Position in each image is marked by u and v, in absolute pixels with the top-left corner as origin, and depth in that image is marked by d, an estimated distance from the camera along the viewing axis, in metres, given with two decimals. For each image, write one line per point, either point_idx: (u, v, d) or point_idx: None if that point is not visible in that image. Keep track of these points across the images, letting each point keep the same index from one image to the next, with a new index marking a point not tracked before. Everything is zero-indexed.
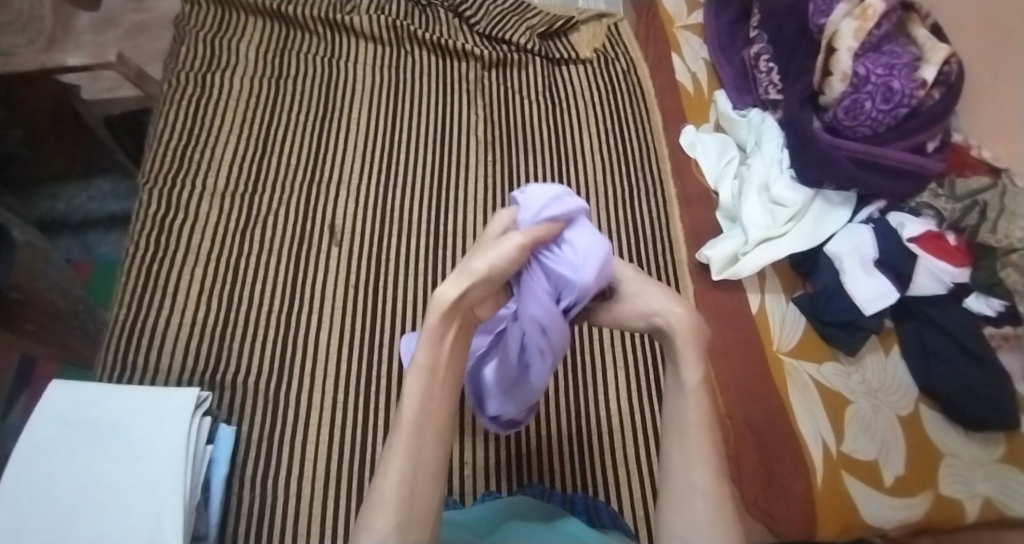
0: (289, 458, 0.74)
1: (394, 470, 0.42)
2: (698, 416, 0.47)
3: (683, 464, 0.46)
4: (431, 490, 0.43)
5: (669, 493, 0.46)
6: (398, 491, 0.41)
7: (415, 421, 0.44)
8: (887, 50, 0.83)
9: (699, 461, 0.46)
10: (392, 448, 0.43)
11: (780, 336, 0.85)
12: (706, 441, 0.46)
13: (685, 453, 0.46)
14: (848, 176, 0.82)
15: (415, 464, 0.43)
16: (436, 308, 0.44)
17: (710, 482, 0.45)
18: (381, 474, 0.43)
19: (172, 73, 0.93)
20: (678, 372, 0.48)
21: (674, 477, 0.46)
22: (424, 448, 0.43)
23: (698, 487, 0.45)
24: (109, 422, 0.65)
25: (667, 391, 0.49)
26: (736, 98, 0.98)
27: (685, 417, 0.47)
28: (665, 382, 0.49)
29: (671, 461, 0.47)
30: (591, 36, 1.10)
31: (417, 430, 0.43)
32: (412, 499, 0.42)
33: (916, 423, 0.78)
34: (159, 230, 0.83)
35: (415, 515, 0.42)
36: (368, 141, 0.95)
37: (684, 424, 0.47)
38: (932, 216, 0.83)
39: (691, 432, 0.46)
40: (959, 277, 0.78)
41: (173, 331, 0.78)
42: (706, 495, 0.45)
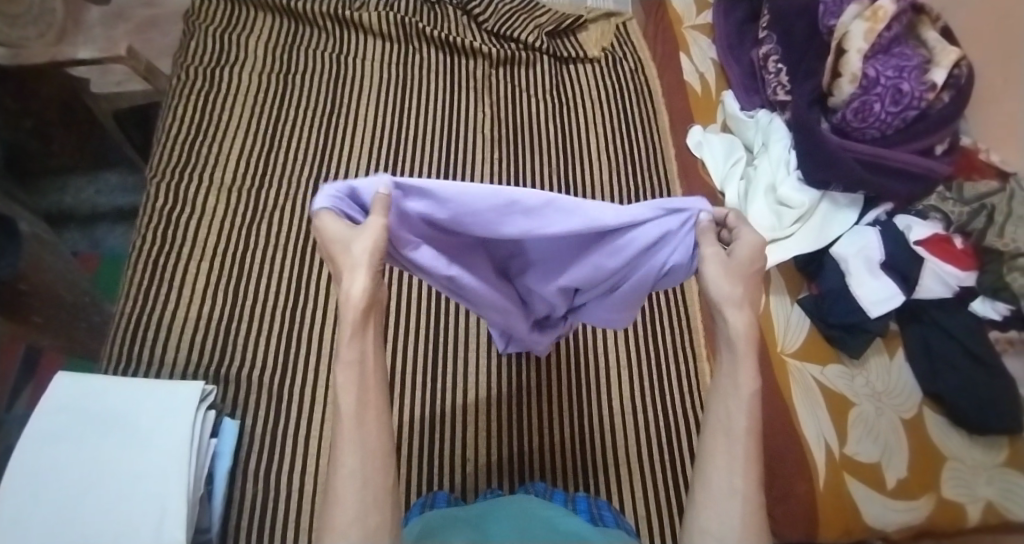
0: (292, 453, 0.75)
1: (344, 468, 0.38)
2: (749, 423, 0.43)
3: (723, 467, 0.42)
4: (388, 476, 0.40)
5: (702, 494, 0.43)
6: (355, 486, 0.38)
7: (355, 410, 0.40)
8: (896, 52, 0.83)
9: (742, 466, 0.42)
10: (337, 442, 0.39)
11: (784, 337, 0.85)
12: (753, 448, 0.42)
13: (727, 455, 0.42)
14: (857, 177, 0.81)
15: (363, 454, 0.39)
16: (347, 307, 0.40)
17: (749, 488, 0.42)
18: (332, 471, 0.39)
19: (181, 68, 0.94)
20: (735, 373, 0.43)
21: (711, 477, 0.42)
22: (369, 437, 0.39)
23: (738, 492, 0.41)
24: (115, 415, 0.66)
25: (713, 390, 0.45)
26: (744, 98, 0.98)
27: (734, 422, 0.43)
28: (717, 384, 0.44)
29: (710, 460, 0.43)
30: (600, 35, 1.10)
31: (358, 419, 0.39)
32: (370, 492, 0.38)
33: (919, 426, 0.78)
34: (167, 224, 0.84)
35: (377, 506, 0.38)
36: (375, 138, 0.95)
37: (732, 427, 0.43)
38: (940, 220, 0.83)
39: (740, 438, 0.42)
40: (965, 280, 0.78)
41: (179, 325, 0.79)
42: (744, 502, 0.41)
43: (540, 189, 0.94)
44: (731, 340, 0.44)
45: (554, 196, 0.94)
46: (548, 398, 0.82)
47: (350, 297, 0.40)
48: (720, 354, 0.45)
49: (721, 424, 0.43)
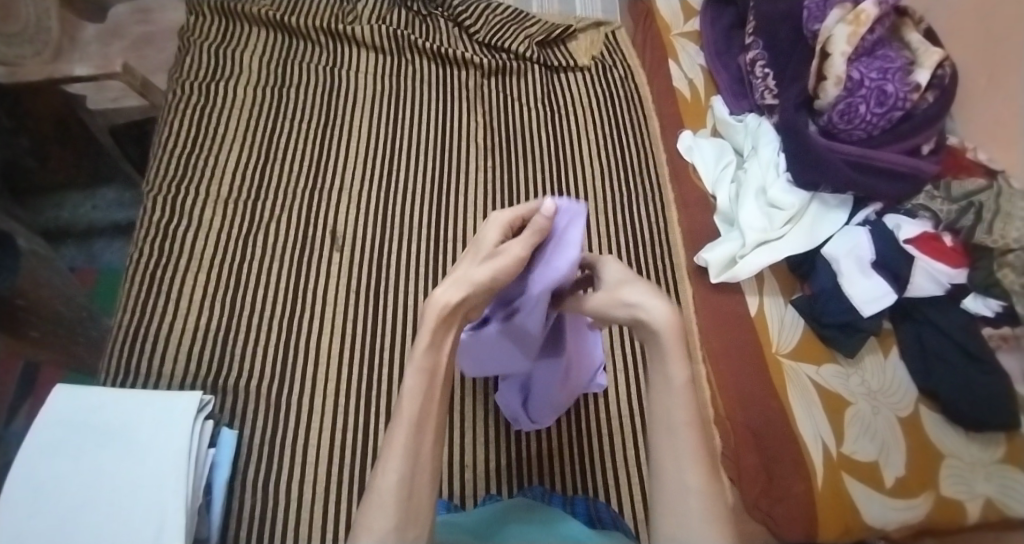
0: (292, 461, 0.75)
1: (392, 473, 0.41)
2: (687, 415, 0.45)
3: (677, 467, 0.44)
4: (428, 490, 0.43)
5: (662, 505, 0.44)
6: (396, 496, 0.41)
7: (415, 417, 0.44)
8: (881, 54, 0.83)
9: (689, 459, 0.44)
10: (391, 444, 0.42)
11: (779, 338, 0.86)
12: (696, 439, 0.44)
13: (674, 449, 0.44)
14: (844, 179, 0.83)
15: (411, 468, 0.42)
16: (435, 308, 0.44)
17: (701, 481, 0.43)
18: (380, 473, 0.42)
19: (176, 83, 0.95)
20: (665, 366, 0.45)
21: (668, 487, 0.44)
22: (421, 459, 0.43)
23: (690, 487, 0.43)
24: (114, 425, 0.66)
25: (650, 385, 0.47)
26: (733, 103, 0.99)
27: (674, 414, 0.45)
28: (652, 379, 0.46)
29: (663, 466, 0.45)
30: (589, 44, 1.10)
31: (416, 428, 0.43)
32: (412, 501, 0.42)
33: (915, 424, 0.79)
34: (164, 236, 0.85)
35: (415, 518, 0.42)
36: (369, 147, 0.96)
37: (673, 421, 0.45)
38: (929, 218, 0.84)
39: (679, 428, 0.45)
40: (956, 278, 0.79)
41: (176, 335, 0.79)
42: (699, 496, 0.43)
43: (534, 194, 0.95)
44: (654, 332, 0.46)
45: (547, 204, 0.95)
46: None
47: (444, 293, 0.44)
48: (650, 351, 0.47)
49: (663, 420, 0.45)
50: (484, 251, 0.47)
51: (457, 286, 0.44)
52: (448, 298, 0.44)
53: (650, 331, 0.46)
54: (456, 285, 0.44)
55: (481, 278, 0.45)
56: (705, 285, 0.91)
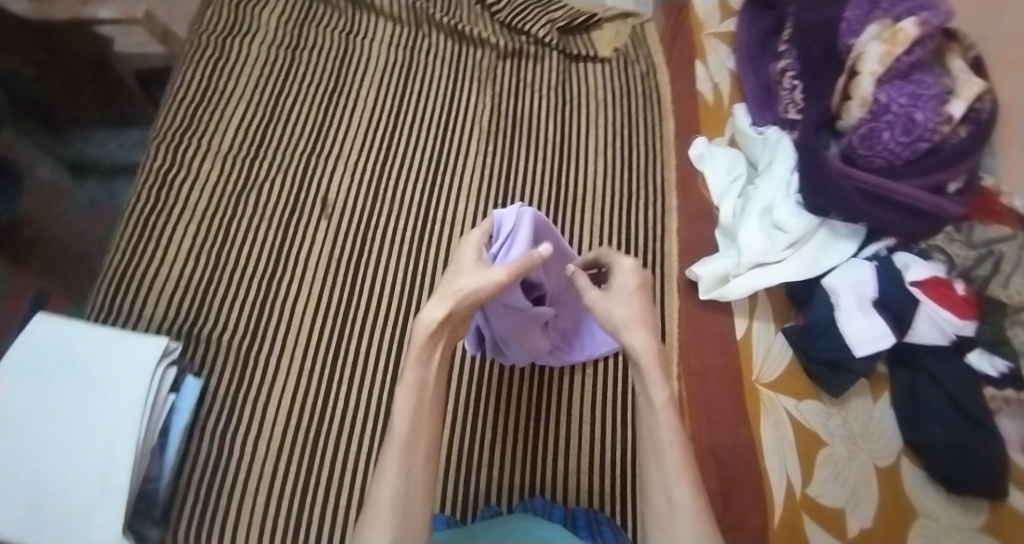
0: (253, 417, 0.77)
1: (388, 489, 0.51)
2: (671, 435, 0.54)
3: (664, 485, 0.53)
4: (420, 499, 0.52)
5: (647, 513, 0.53)
6: (391, 510, 0.50)
7: (405, 438, 0.53)
8: (916, 79, 0.75)
9: (676, 480, 0.52)
10: (385, 465, 0.52)
11: (762, 367, 0.82)
12: (681, 460, 0.53)
13: (662, 467, 0.53)
14: (855, 209, 0.77)
15: (404, 483, 0.51)
16: (422, 327, 0.56)
17: (686, 499, 0.51)
18: (375, 493, 0.51)
19: (196, 34, 0.97)
20: (649, 391, 0.56)
21: (658, 504, 0.52)
22: (412, 467, 0.52)
23: (679, 500, 0.51)
24: (81, 359, 0.69)
25: (640, 410, 0.57)
26: (756, 113, 0.93)
27: (659, 434, 0.54)
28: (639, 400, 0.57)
29: (652, 482, 0.54)
30: (614, 35, 1.06)
31: (406, 444, 0.53)
32: (404, 505, 0.50)
33: (893, 475, 0.75)
34: (162, 183, 0.87)
35: (412, 516, 0.50)
36: (373, 118, 0.95)
37: (659, 442, 0.54)
38: (942, 261, 0.77)
39: (664, 447, 0.54)
40: (963, 330, 0.74)
41: (160, 282, 0.82)
42: (685, 508, 0.51)
43: (532, 185, 0.93)
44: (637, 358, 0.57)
45: (543, 197, 0.92)
46: (507, 399, 0.84)
47: (430, 314, 0.55)
48: (637, 375, 0.58)
49: (651, 440, 0.55)
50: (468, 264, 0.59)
51: (442, 301, 0.56)
52: (440, 309, 0.55)
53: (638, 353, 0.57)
54: (440, 303, 0.55)
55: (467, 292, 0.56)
56: (693, 300, 0.88)
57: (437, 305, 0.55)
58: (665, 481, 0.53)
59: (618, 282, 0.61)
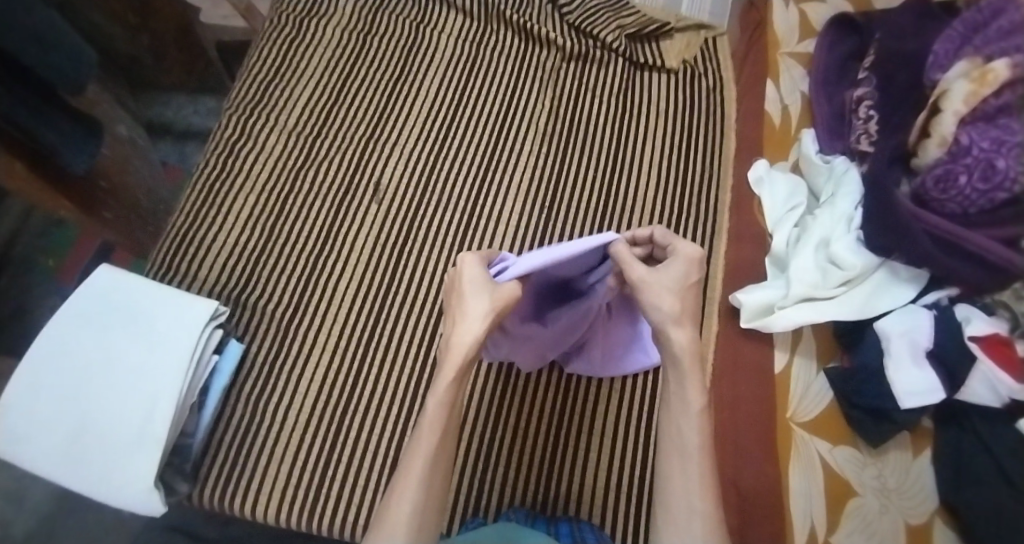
0: (286, 387, 0.80)
1: (407, 502, 0.54)
2: (698, 442, 0.59)
3: (684, 487, 0.58)
4: (435, 508, 0.56)
5: (663, 507, 0.58)
6: (407, 523, 0.53)
7: (429, 455, 0.56)
8: (1003, 123, 0.69)
9: (696, 481, 0.57)
10: (406, 473, 0.55)
11: (797, 405, 0.80)
12: (705, 465, 0.58)
13: (684, 472, 0.58)
14: (921, 252, 0.73)
15: (423, 494, 0.54)
16: (454, 353, 0.56)
17: (704, 500, 0.57)
18: (396, 500, 0.54)
19: (276, 12, 1.00)
20: (685, 396, 0.61)
21: (676, 501, 0.58)
22: (431, 478, 0.55)
23: (696, 503, 0.57)
24: (138, 311, 0.73)
25: (672, 414, 0.62)
26: (824, 141, 0.89)
27: (687, 440, 0.60)
28: (674, 405, 0.61)
29: (672, 483, 0.59)
30: (684, 45, 1.03)
31: (428, 459, 0.55)
32: (417, 525, 0.54)
33: (924, 533, 0.71)
34: (229, 153, 0.91)
35: (430, 518, 0.55)
36: (433, 109, 0.97)
37: (685, 448, 0.59)
38: (1006, 318, 0.72)
39: (690, 453, 0.59)
40: (1018, 394, 0.69)
41: (216, 247, 0.86)
42: (702, 513, 0.56)
43: (583, 192, 0.92)
44: (677, 359, 0.61)
45: (593, 205, 0.92)
46: (530, 401, 0.84)
47: (460, 341, 0.56)
48: (673, 378, 0.62)
49: (678, 444, 0.60)
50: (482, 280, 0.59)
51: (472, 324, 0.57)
52: (472, 342, 0.56)
53: (674, 346, 0.61)
54: (469, 330, 0.56)
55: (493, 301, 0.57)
56: (733, 329, 0.86)
57: (468, 330, 0.56)
58: (686, 485, 0.58)
59: (674, 265, 0.64)
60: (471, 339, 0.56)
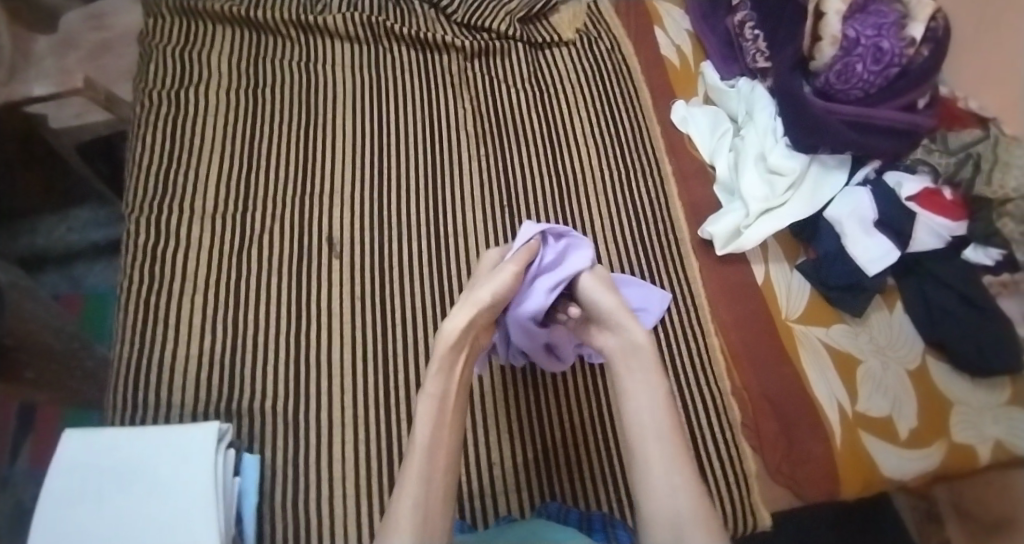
0: (320, 478, 0.73)
1: (407, 499, 0.50)
2: (669, 423, 0.56)
3: (663, 470, 0.54)
4: (440, 505, 0.52)
5: (647, 498, 0.53)
6: (412, 515, 0.49)
7: (424, 450, 0.53)
8: (874, 9, 0.81)
9: (676, 464, 0.54)
10: (407, 474, 0.52)
11: (787, 303, 0.86)
12: (677, 447, 0.55)
13: (662, 455, 0.55)
14: (843, 140, 0.82)
15: (425, 492, 0.51)
16: (442, 343, 0.58)
17: (685, 482, 0.53)
18: (397, 501, 0.51)
19: (143, 94, 0.89)
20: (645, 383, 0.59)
21: (655, 481, 0.53)
22: (433, 473, 0.52)
23: (678, 485, 0.52)
24: (134, 465, 0.64)
25: (631, 401, 0.59)
26: (723, 68, 0.98)
27: (657, 424, 0.56)
28: (637, 391, 0.59)
29: (648, 468, 0.55)
30: (572, 16, 1.06)
31: (426, 456, 0.53)
32: (423, 518, 0.50)
33: (924, 375, 0.81)
34: (152, 260, 0.81)
35: (436, 517, 0.51)
36: (356, 146, 0.92)
37: (659, 429, 0.56)
38: (928, 172, 0.84)
39: (664, 435, 0.56)
40: (957, 230, 0.80)
41: (181, 364, 0.76)
42: (686, 493, 0.52)
43: (533, 181, 0.93)
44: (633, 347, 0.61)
45: (545, 189, 0.92)
46: (563, 395, 0.82)
47: (449, 331, 0.58)
48: (632, 367, 0.60)
49: (649, 427, 0.56)
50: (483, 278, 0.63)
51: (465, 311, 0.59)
52: (459, 328, 0.58)
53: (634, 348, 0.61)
54: (460, 318, 0.59)
55: (487, 294, 0.60)
56: (711, 256, 0.91)
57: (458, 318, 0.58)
58: (665, 468, 0.54)
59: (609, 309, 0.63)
60: (461, 322, 0.58)
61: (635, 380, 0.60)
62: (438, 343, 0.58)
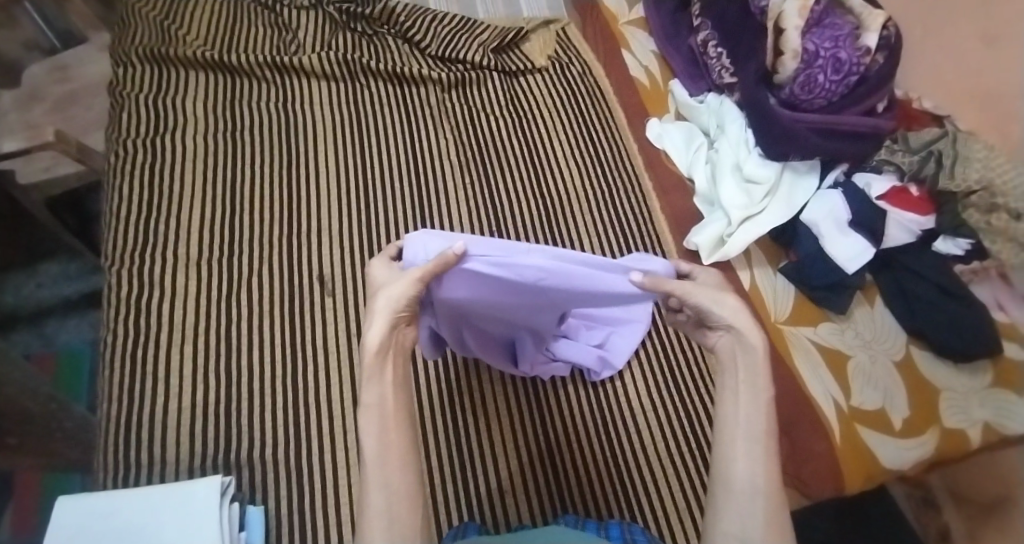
0: (327, 526, 0.70)
1: (371, 508, 0.42)
2: (767, 426, 0.46)
3: (742, 467, 0.45)
4: (411, 511, 0.43)
5: (727, 493, 0.45)
6: (377, 523, 0.42)
7: (378, 453, 0.44)
8: (829, 23, 0.87)
9: (763, 467, 0.45)
10: (364, 482, 0.43)
11: (774, 306, 0.89)
12: (771, 449, 0.46)
13: (749, 455, 0.45)
14: (812, 146, 0.86)
15: (390, 496, 0.43)
16: (371, 343, 0.46)
17: (770, 482, 0.45)
18: (359, 510, 0.43)
19: (117, 143, 0.87)
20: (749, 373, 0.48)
21: (733, 479, 0.45)
22: (393, 476, 0.43)
23: (757, 488, 0.44)
24: (133, 531, 0.61)
25: (726, 391, 0.49)
26: (690, 85, 1.01)
27: (753, 423, 0.46)
28: (735, 380, 0.49)
29: (728, 465, 0.46)
30: (543, 44, 1.10)
31: (381, 459, 0.44)
32: (394, 529, 0.42)
33: (910, 365, 0.83)
34: (137, 312, 0.78)
35: (403, 528, 0.42)
36: (341, 182, 0.92)
37: (751, 430, 0.46)
38: (894, 172, 0.88)
39: (758, 437, 0.46)
40: (926, 224, 0.84)
41: (174, 417, 0.74)
42: (766, 502, 0.44)
43: (518, 204, 0.94)
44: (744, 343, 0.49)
45: (532, 211, 0.94)
46: (569, 412, 0.81)
47: (372, 333, 0.46)
48: (735, 354, 0.49)
49: (740, 425, 0.47)
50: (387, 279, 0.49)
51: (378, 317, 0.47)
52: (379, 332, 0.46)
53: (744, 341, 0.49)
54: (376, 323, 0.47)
55: (403, 290, 0.47)
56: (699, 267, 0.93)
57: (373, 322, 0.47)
58: (749, 468, 0.45)
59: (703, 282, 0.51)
60: (379, 328, 0.46)
61: (736, 365, 0.49)
62: (362, 353, 0.47)
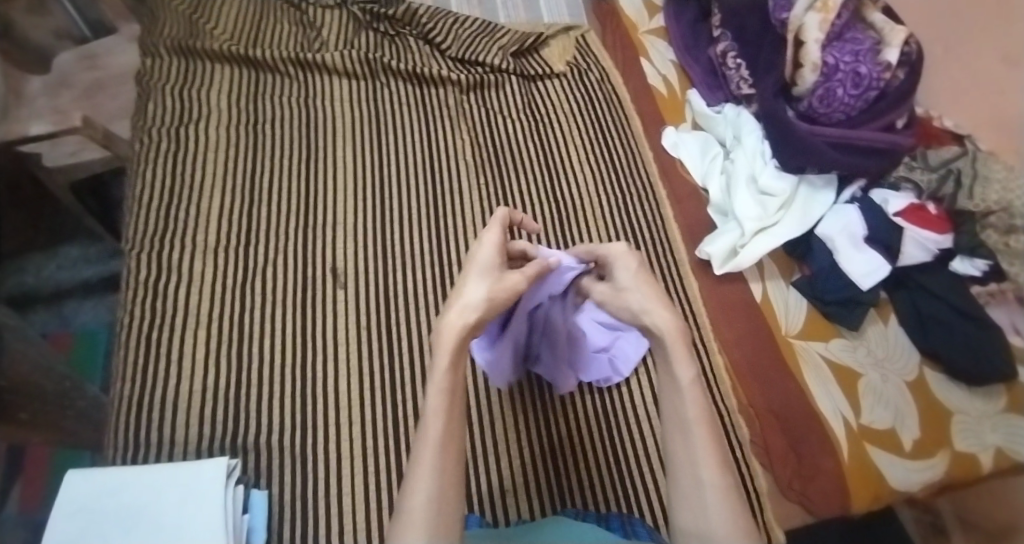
0: (330, 514, 0.71)
1: (420, 493, 0.42)
2: (699, 411, 0.48)
3: (691, 461, 0.47)
4: (455, 503, 0.43)
5: (678, 492, 0.47)
6: (425, 510, 0.41)
7: (438, 439, 0.45)
8: (850, 37, 0.87)
9: (703, 454, 0.47)
10: (418, 466, 0.43)
11: (785, 319, 0.87)
12: (706, 435, 0.47)
13: (687, 445, 0.47)
14: (829, 160, 0.85)
15: (440, 484, 0.43)
16: (451, 330, 0.47)
17: (711, 468, 0.46)
18: (407, 496, 0.42)
19: (142, 131, 0.89)
20: (672, 365, 0.50)
21: (681, 471, 0.47)
22: (446, 465, 0.44)
23: (706, 478, 0.46)
24: (139, 510, 0.61)
25: (660, 387, 0.51)
26: (709, 95, 1.02)
27: (685, 410, 0.49)
28: (661, 378, 0.51)
29: (674, 458, 0.48)
30: (562, 50, 1.11)
31: (441, 446, 0.44)
32: (437, 521, 0.42)
33: (922, 386, 0.81)
34: (153, 294, 0.79)
35: (446, 519, 0.42)
36: (357, 177, 0.93)
37: (684, 417, 0.48)
38: (911, 190, 0.87)
39: (692, 425, 0.48)
40: (943, 243, 0.83)
41: (184, 400, 0.74)
42: (715, 489, 0.45)
43: (531, 206, 0.94)
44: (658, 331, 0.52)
45: (545, 214, 0.94)
46: (572, 414, 0.80)
47: (454, 325, 0.47)
48: (657, 348, 0.52)
49: (676, 414, 0.49)
50: (488, 266, 0.50)
51: (462, 311, 0.48)
52: (461, 326, 0.47)
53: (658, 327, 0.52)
54: (462, 313, 0.48)
55: (493, 291, 0.49)
56: (709, 278, 0.94)
57: (461, 310, 0.47)
58: (693, 458, 0.47)
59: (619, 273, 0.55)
60: (467, 322, 0.47)
61: (662, 360, 0.51)
62: (439, 343, 0.47)
